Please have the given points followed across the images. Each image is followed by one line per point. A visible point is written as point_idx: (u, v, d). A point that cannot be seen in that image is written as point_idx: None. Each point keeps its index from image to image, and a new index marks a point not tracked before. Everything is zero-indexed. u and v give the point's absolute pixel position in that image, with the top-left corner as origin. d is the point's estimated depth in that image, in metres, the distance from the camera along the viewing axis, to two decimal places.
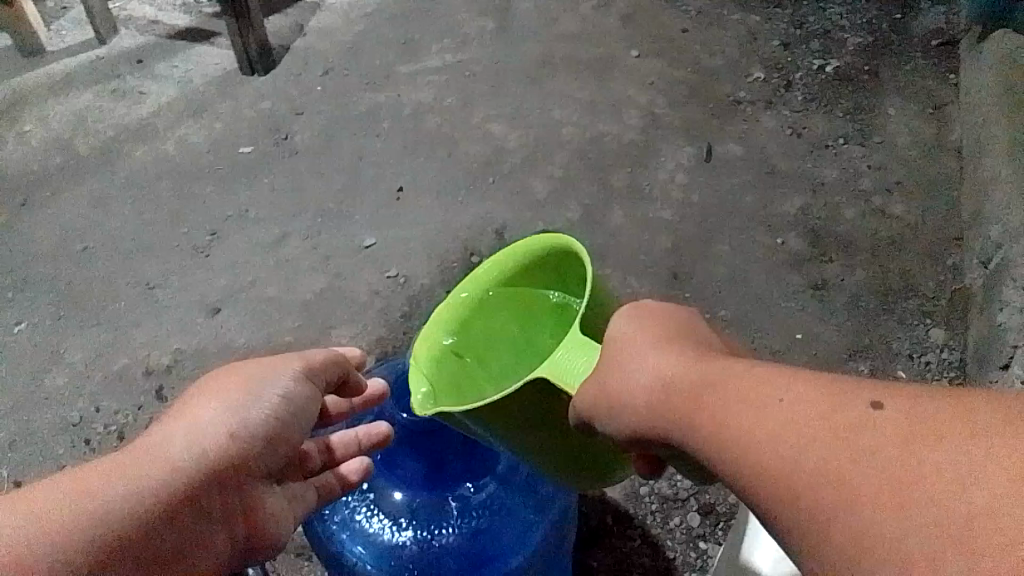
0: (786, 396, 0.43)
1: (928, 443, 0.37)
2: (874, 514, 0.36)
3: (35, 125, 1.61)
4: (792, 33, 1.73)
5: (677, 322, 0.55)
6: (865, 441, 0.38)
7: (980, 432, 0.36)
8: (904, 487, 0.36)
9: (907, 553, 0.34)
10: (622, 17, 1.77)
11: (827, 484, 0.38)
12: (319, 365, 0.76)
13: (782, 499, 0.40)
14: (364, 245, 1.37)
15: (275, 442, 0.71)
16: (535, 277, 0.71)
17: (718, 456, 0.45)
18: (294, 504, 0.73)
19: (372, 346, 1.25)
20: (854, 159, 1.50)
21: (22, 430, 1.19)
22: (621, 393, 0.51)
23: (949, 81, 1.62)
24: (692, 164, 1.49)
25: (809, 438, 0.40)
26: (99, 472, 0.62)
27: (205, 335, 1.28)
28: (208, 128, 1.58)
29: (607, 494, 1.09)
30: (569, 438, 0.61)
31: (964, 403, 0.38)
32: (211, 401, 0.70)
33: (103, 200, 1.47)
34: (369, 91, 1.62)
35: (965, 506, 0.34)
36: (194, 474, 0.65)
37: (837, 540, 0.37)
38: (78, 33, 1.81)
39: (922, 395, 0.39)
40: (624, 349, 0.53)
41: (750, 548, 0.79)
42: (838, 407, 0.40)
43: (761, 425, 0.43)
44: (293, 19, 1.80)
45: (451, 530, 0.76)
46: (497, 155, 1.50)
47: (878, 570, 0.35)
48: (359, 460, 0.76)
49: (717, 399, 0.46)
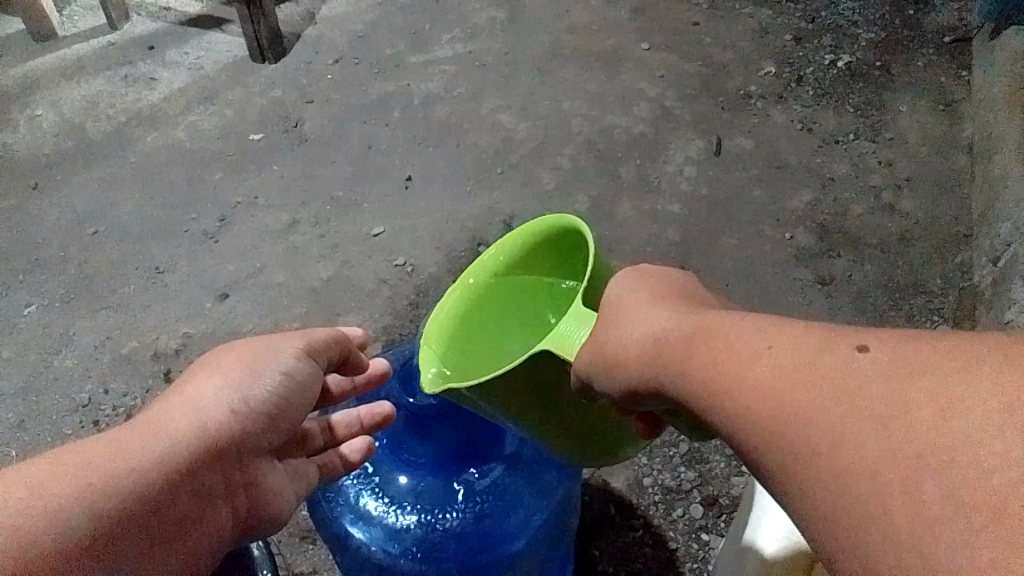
0: (774, 342, 0.44)
1: (912, 378, 0.38)
2: (858, 449, 0.37)
3: (46, 109, 1.62)
4: (803, 27, 1.73)
5: (670, 282, 0.56)
6: (851, 380, 0.39)
7: (962, 367, 0.37)
8: (887, 423, 0.37)
9: (882, 482, 0.36)
10: (633, 9, 1.77)
11: (811, 422, 0.39)
12: (324, 341, 0.78)
13: (765, 440, 0.42)
14: (372, 233, 1.38)
15: (275, 419, 0.72)
16: (545, 261, 0.70)
17: (708, 403, 0.46)
18: (296, 482, 0.75)
19: (379, 334, 1.25)
20: (863, 154, 1.50)
21: (31, 411, 1.20)
22: (614, 348, 0.52)
23: (961, 79, 1.62)
24: (701, 157, 1.49)
25: (796, 381, 0.41)
26: (98, 445, 0.62)
27: (213, 320, 1.29)
28: (218, 115, 1.58)
29: (610, 484, 1.10)
30: (576, 413, 0.61)
31: (945, 342, 0.39)
32: (213, 376, 0.71)
33: (114, 184, 1.48)
34: (379, 80, 1.63)
35: (946, 437, 0.35)
36: (196, 448, 0.65)
37: (820, 475, 0.38)
38: (90, 18, 1.82)
39: (905, 336, 0.40)
40: (619, 307, 0.54)
41: (755, 529, 0.80)
42: (825, 350, 0.41)
43: (749, 370, 0.44)
44: (305, 7, 1.80)
45: (455, 515, 0.76)
46: (506, 145, 1.50)
47: (861, 502, 0.36)
48: (362, 439, 0.77)
49: (707, 348, 0.47)
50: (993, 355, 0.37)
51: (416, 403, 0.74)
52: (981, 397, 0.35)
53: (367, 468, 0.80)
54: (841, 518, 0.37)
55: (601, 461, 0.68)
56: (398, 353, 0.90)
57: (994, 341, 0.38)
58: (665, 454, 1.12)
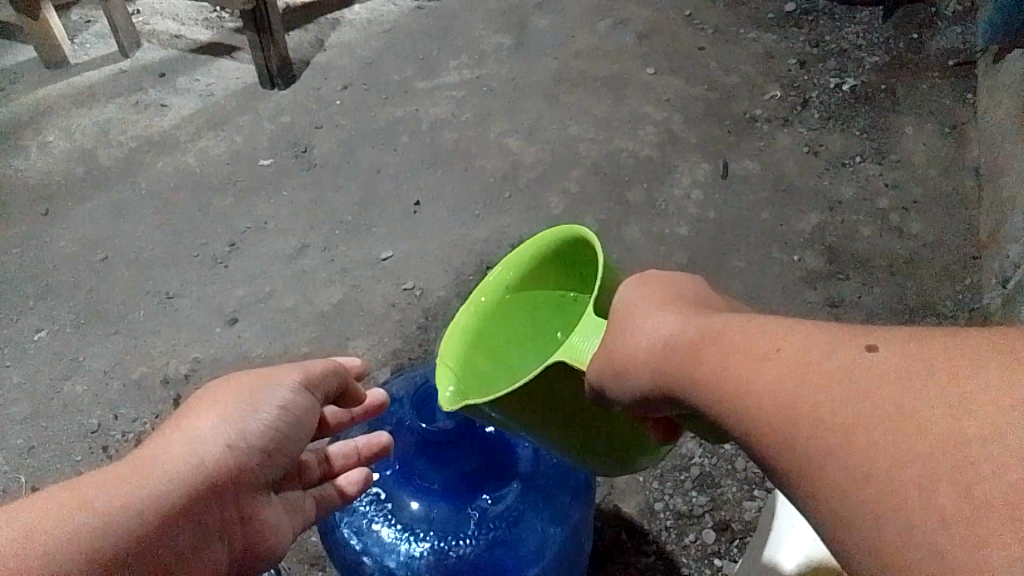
0: (784, 345, 0.43)
1: (923, 375, 0.36)
2: (868, 450, 0.36)
3: (58, 136, 1.64)
4: (808, 51, 1.74)
5: (679, 287, 0.55)
6: (861, 380, 0.38)
7: (975, 363, 0.35)
8: (897, 422, 0.36)
9: (895, 484, 0.34)
10: (639, 34, 1.78)
11: (820, 425, 0.38)
12: (320, 374, 0.78)
13: (775, 445, 0.41)
14: (381, 257, 1.38)
15: (272, 453, 0.72)
16: (554, 276, 0.71)
17: (719, 409, 0.45)
18: (291, 515, 0.75)
19: (388, 358, 1.25)
20: (870, 177, 1.50)
21: (41, 436, 1.20)
22: (622, 358, 0.51)
23: (966, 101, 1.63)
24: (708, 181, 1.49)
25: (805, 384, 0.40)
26: (98, 481, 0.61)
27: (222, 345, 1.29)
28: (229, 141, 1.59)
29: (621, 509, 1.09)
30: (591, 426, 0.61)
31: (960, 338, 0.37)
32: (210, 411, 0.71)
33: (124, 210, 1.49)
34: (387, 106, 1.64)
35: (957, 433, 0.34)
36: (195, 485, 0.65)
37: (830, 476, 0.37)
38: (101, 46, 1.84)
39: (920, 333, 0.39)
40: (627, 315, 0.53)
41: (774, 547, 0.80)
42: (836, 352, 0.40)
43: (759, 374, 0.43)
44: (314, 34, 1.82)
45: (468, 542, 0.76)
46: (513, 170, 1.51)
47: (874, 505, 0.35)
48: (359, 471, 0.77)
49: (716, 353, 0.46)
50: (1009, 349, 0.35)
51: (430, 429, 0.74)
52: (994, 393, 0.34)
53: (379, 494, 0.79)
54: (853, 521, 0.36)
55: (618, 471, 0.67)
56: (406, 380, 0.90)
57: (1013, 334, 0.36)
58: (676, 479, 1.11)
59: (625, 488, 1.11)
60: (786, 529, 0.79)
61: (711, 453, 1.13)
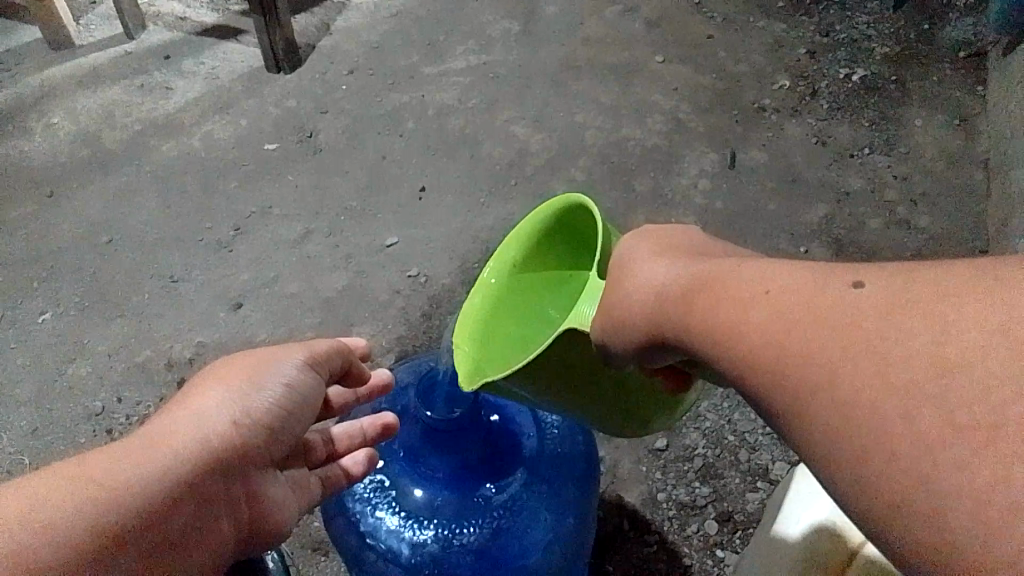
0: (772, 287, 0.43)
1: (907, 309, 0.37)
2: (858, 384, 0.37)
3: (62, 117, 1.63)
4: (818, 41, 1.73)
5: (676, 235, 0.54)
6: (850, 317, 0.39)
7: (956, 291, 0.36)
8: (885, 356, 0.37)
9: (882, 413, 0.36)
10: (648, 21, 1.77)
11: (813, 364, 0.40)
12: (325, 353, 0.78)
13: (768, 385, 0.42)
14: (386, 244, 1.38)
15: (277, 430, 0.72)
16: (561, 244, 0.70)
17: (713, 353, 0.45)
18: (297, 493, 0.75)
19: (393, 345, 1.25)
20: (879, 169, 1.49)
21: (45, 419, 1.20)
22: (616, 310, 0.51)
23: (977, 93, 1.61)
24: (715, 171, 1.48)
25: (797, 324, 0.41)
26: (105, 455, 0.61)
27: (227, 330, 1.29)
28: (234, 124, 1.59)
29: (624, 499, 1.09)
30: (602, 399, 0.60)
31: (941, 268, 0.38)
32: (216, 388, 0.71)
33: (130, 193, 1.49)
34: (393, 91, 1.63)
35: (941, 359, 0.35)
36: (201, 459, 0.65)
37: (822, 416, 0.39)
38: (106, 27, 1.83)
39: (904, 266, 0.40)
40: (621, 267, 0.53)
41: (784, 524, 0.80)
42: (822, 290, 0.41)
43: (750, 319, 0.43)
44: (320, 18, 1.81)
45: (473, 530, 0.76)
46: (520, 157, 1.50)
47: (862, 437, 0.37)
48: (363, 450, 0.78)
49: (706, 298, 0.46)
50: (989, 275, 0.36)
51: (435, 416, 0.74)
52: (976, 319, 0.35)
53: (383, 481, 0.79)
54: (842, 452, 0.38)
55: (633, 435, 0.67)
56: (409, 369, 0.90)
57: (992, 260, 0.37)
58: (680, 470, 1.11)
59: (628, 477, 1.11)
60: (798, 502, 0.80)
61: (715, 444, 1.13)
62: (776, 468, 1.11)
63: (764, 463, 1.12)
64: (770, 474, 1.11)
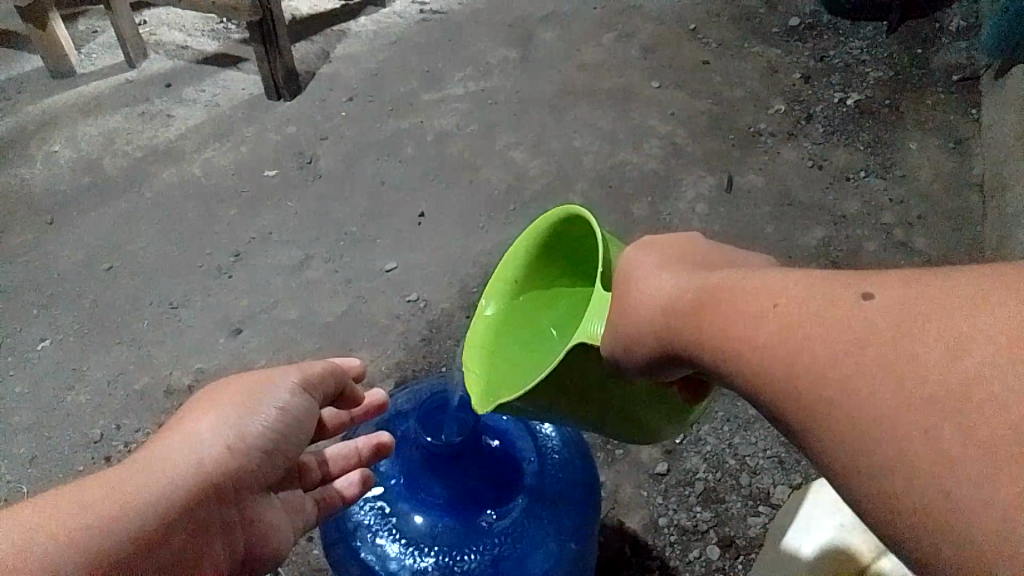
0: (778, 299, 0.43)
1: (920, 321, 0.37)
2: (870, 393, 0.37)
3: (63, 145, 1.64)
4: (812, 66, 1.75)
5: (677, 245, 0.54)
6: (861, 330, 0.39)
7: (970, 301, 0.36)
8: (899, 370, 0.37)
9: (896, 424, 0.36)
10: (644, 47, 1.79)
11: (823, 373, 0.39)
12: (318, 375, 0.77)
13: (778, 396, 0.42)
14: (386, 269, 1.38)
15: (271, 454, 0.71)
16: (557, 259, 0.70)
17: (721, 364, 0.46)
18: (293, 516, 0.75)
19: (392, 370, 1.25)
20: (875, 192, 1.50)
21: (43, 446, 1.20)
22: (624, 326, 0.51)
23: (971, 117, 1.63)
24: (713, 194, 1.49)
25: (805, 333, 0.41)
26: (95, 482, 0.61)
27: (226, 355, 1.28)
28: (234, 151, 1.60)
29: (626, 524, 1.09)
30: (608, 416, 0.60)
31: (951, 278, 0.38)
32: (209, 413, 0.70)
33: (130, 220, 1.49)
34: (392, 118, 1.64)
35: (957, 371, 0.35)
36: (191, 485, 0.64)
37: (832, 424, 0.39)
38: (108, 56, 1.85)
39: (912, 275, 0.40)
40: (625, 280, 0.53)
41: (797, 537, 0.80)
42: (830, 301, 0.41)
43: (757, 329, 0.43)
44: (320, 46, 1.83)
45: (474, 557, 0.75)
46: (518, 182, 1.51)
47: (875, 448, 0.37)
48: (359, 472, 0.77)
49: (713, 310, 0.46)
50: (1001, 289, 0.36)
51: (436, 441, 0.74)
52: (991, 333, 0.35)
53: (383, 508, 0.79)
54: (857, 467, 0.38)
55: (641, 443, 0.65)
56: (409, 394, 0.90)
57: (1003, 271, 0.37)
58: (681, 494, 1.11)
59: (629, 502, 1.11)
60: (810, 517, 0.80)
61: (716, 468, 1.13)
62: (777, 493, 1.10)
63: (766, 487, 1.11)
64: (772, 498, 1.10)
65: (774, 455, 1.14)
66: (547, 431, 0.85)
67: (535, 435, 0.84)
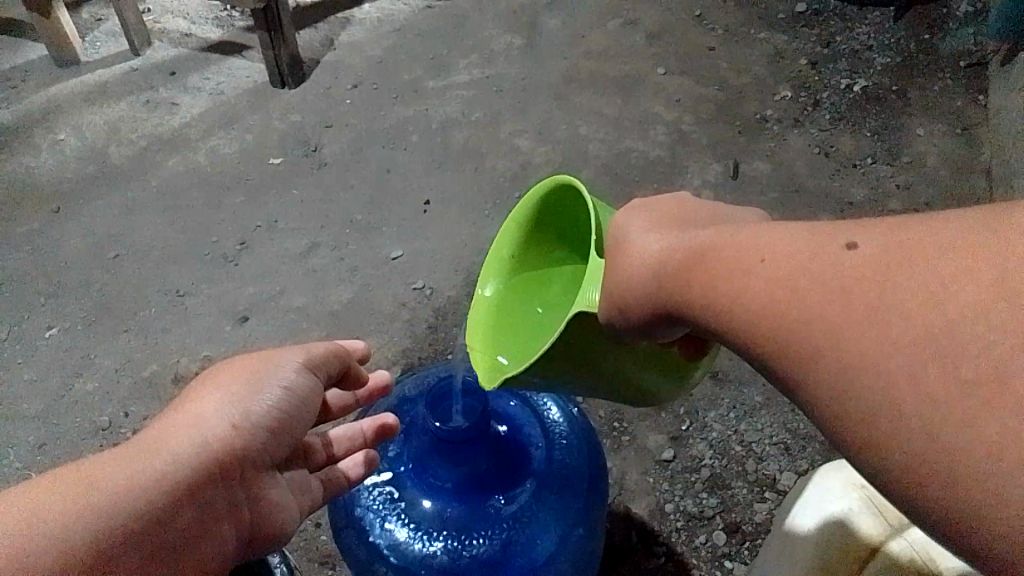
0: (768, 254, 0.43)
1: (904, 268, 0.38)
2: (859, 344, 0.38)
3: (68, 134, 1.64)
4: (819, 52, 1.74)
5: (667, 206, 0.54)
6: (847, 280, 0.39)
7: (954, 245, 0.37)
8: (886, 317, 0.37)
9: (885, 371, 0.37)
10: (649, 34, 1.78)
11: (812, 326, 0.40)
12: (322, 355, 0.78)
13: (768, 350, 0.42)
14: (391, 257, 1.38)
15: (277, 433, 0.72)
16: (551, 231, 0.70)
17: (713, 320, 0.46)
18: (297, 495, 0.75)
19: (399, 358, 1.25)
20: (882, 179, 1.49)
21: (52, 434, 1.21)
22: (617, 288, 0.50)
23: (978, 103, 1.62)
24: (719, 182, 1.49)
25: (794, 287, 0.41)
26: (102, 462, 0.61)
27: (233, 343, 1.29)
28: (239, 140, 1.60)
29: (632, 511, 1.09)
30: (613, 385, 0.60)
31: (931, 224, 0.38)
32: (213, 393, 0.70)
33: (136, 208, 1.49)
34: (397, 105, 1.64)
35: (942, 315, 0.35)
36: (197, 463, 0.65)
37: (823, 377, 0.39)
38: (112, 45, 1.85)
39: (894, 223, 0.40)
40: (616, 243, 0.52)
41: (797, 516, 0.80)
42: (815, 254, 0.41)
43: (748, 285, 0.43)
44: (324, 33, 1.82)
45: (482, 541, 0.76)
46: (523, 170, 1.51)
47: (865, 397, 0.37)
48: (363, 453, 0.78)
49: (704, 268, 0.46)
50: (981, 231, 0.36)
51: (445, 426, 0.74)
52: (972, 273, 0.35)
53: (392, 493, 0.79)
54: (846, 413, 0.38)
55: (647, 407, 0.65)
56: (417, 379, 0.90)
57: (980, 212, 0.38)
58: (687, 481, 1.11)
59: (635, 489, 1.11)
60: (807, 499, 0.80)
61: (722, 454, 1.13)
62: (783, 479, 1.11)
63: (772, 473, 1.12)
64: (778, 484, 1.10)
65: (780, 441, 1.14)
66: (554, 417, 0.85)
67: (543, 421, 0.84)
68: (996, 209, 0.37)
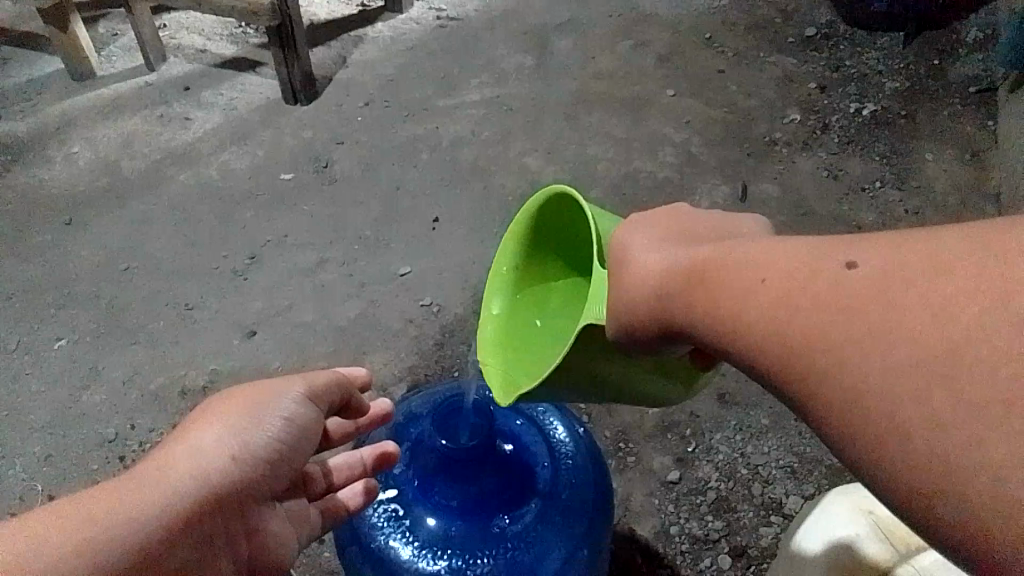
0: (770, 273, 0.43)
1: (903, 287, 0.37)
2: (862, 365, 0.38)
3: (82, 147, 1.65)
4: (828, 76, 1.74)
5: (669, 223, 0.54)
6: (846, 301, 0.39)
7: (953, 264, 0.36)
8: (887, 339, 0.37)
9: (889, 393, 0.36)
10: (659, 56, 1.79)
11: (815, 347, 0.40)
12: (324, 385, 0.78)
13: (774, 369, 0.42)
14: (399, 273, 1.39)
15: (275, 464, 0.72)
16: (551, 242, 0.71)
17: (718, 340, 0.46)
18: (297, 526, 0.75)
19: (405, 374, 1.25)
20: (890, 203, 1.49)
21: (58, 445, 1.21)
22: (621, 307, 0.50)
23: (987, 128, 1.62)
24: (727, 203, 1.49)
25: (796, 308, 0.41)
26: (104, 493, 0.60)
27: (240, 357, 1.29)
28: (250, 155, 1.61)
29: (637, 532, 1.08)
30: (621, 395, 0.60)
31: (929, 242, 0.38)
32: (213, 423, 0.70)
33: (147, 221, 1.50)
34: (408, 123, 1.65)
35: (942, 337, 0.35)
36: (197, 496, 0.64)
37: (828, 399, 0.39)
38: (127, 59, 1.87)
39: (893, 240, 0.40)
40: (618, 260, 0.52)
41: (803, 538, 0.80)
42: (816, 274, 0.41)
43: (751, 306, 0.43)
44: (337, 51, 1.84)
45: (486, 561, 0.76)
46: (532, 188, 1.52)
47: (871, 418, 0.37)
48: (363, 482, 0.78)
49: (706, 287, 0.46)
50: (980, 250, 0.36)
51: (451, 445, 0.74)
52: (972, 296, 0.35)
53: (396, 510, 0.79)
54: (854, 435, 0.38)
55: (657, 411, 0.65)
56: (423, 397, 0.90)
57: (983, 230, 0.37)
58: (692, 503, 1.11)
59: (640, 510, 1.10)
60: (817, 520, 0.79)
61: (728, 477, 1.13)
62: (790, 503, 1.10)
63: (778, 496, 1.11)
64: (784, 508, 1.10)
65: (786, 465, 1.14)
66: (561, 436, 0.85)
67: (549, 440, 0.84)
68: (999, 225, 0.37)
